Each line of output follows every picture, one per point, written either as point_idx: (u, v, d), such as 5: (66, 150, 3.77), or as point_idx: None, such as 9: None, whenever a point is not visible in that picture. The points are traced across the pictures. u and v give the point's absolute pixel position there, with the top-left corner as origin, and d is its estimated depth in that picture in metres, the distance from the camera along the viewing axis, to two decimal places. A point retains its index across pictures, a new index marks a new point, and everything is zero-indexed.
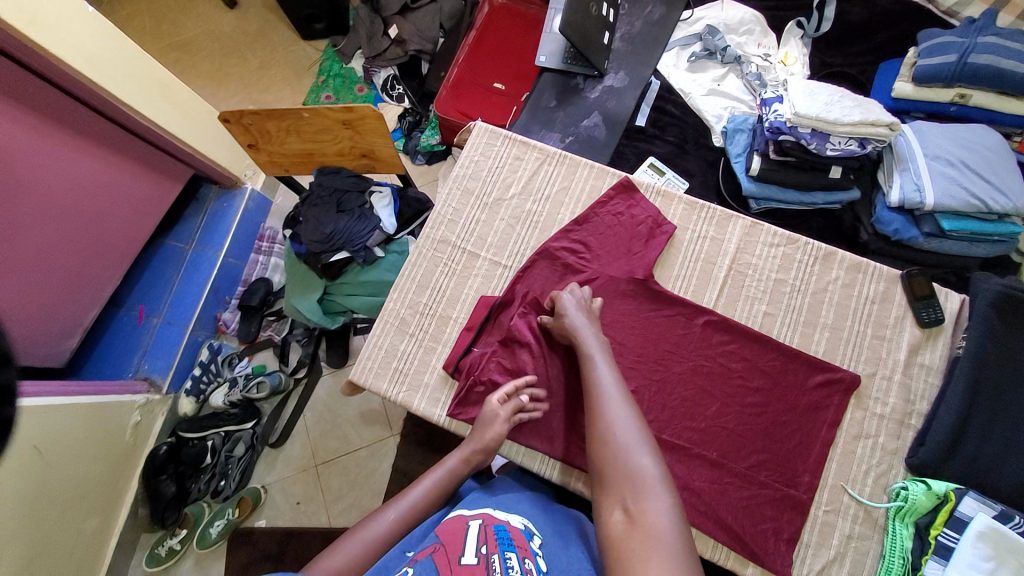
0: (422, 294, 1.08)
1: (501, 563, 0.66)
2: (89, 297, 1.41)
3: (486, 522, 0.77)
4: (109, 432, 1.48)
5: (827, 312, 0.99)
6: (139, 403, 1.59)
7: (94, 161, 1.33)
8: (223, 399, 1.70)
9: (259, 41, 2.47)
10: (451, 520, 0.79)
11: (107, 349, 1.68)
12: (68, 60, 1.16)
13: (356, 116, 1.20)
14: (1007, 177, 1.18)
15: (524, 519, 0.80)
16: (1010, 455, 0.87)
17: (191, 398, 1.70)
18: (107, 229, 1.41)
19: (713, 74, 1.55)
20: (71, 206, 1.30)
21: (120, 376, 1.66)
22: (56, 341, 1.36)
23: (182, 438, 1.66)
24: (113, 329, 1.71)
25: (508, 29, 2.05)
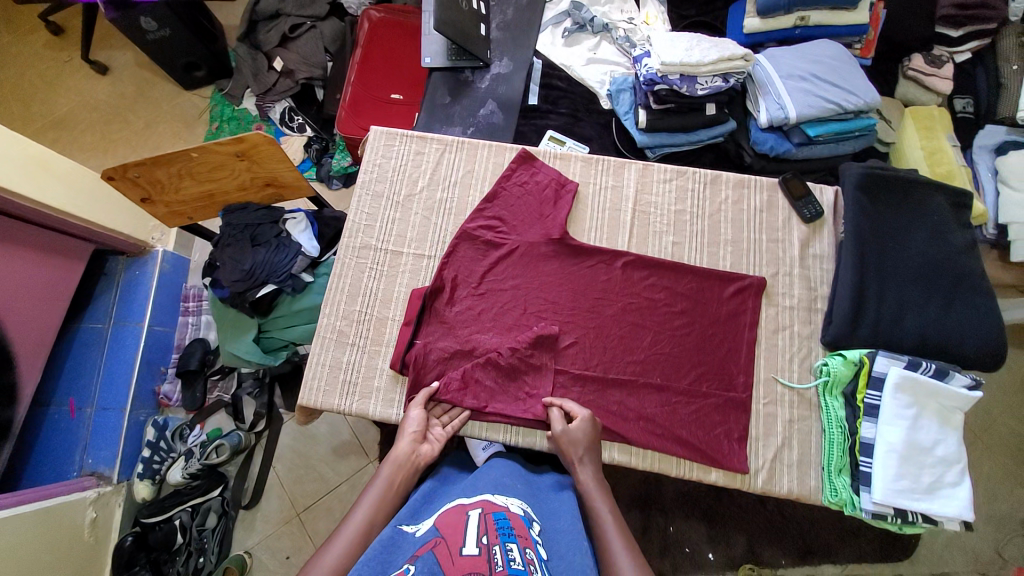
0: (354, 302, 1.09)
1: (503, 555, 0.66)
2: None
3: (486, 510, 0.78)
4: (65, 533, 1.38)
5: (726, 229, 1.09)
6: (91, 497, 1.49)
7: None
8: (181, 474, 1.60)
9: (139, 100, 2.36)
10: (451, 512, 0.78)
11: (43, 451, 1.56)
12: None
13: (247, 145, 1.19)
14: (850, 80, 1.34)
15: (522, 505, 0.83)
16: (905, 314, 0.97)
17: (147, 481, 1.61)
18: (5, 321, 1.31)
19: (588, 44, 1.65)
20: None
21: (63, 477, 1.55)
22: None
23: (146, 524, 1.56)
24: (45, 429, 1.59)
25: (390, 39, 2.07)
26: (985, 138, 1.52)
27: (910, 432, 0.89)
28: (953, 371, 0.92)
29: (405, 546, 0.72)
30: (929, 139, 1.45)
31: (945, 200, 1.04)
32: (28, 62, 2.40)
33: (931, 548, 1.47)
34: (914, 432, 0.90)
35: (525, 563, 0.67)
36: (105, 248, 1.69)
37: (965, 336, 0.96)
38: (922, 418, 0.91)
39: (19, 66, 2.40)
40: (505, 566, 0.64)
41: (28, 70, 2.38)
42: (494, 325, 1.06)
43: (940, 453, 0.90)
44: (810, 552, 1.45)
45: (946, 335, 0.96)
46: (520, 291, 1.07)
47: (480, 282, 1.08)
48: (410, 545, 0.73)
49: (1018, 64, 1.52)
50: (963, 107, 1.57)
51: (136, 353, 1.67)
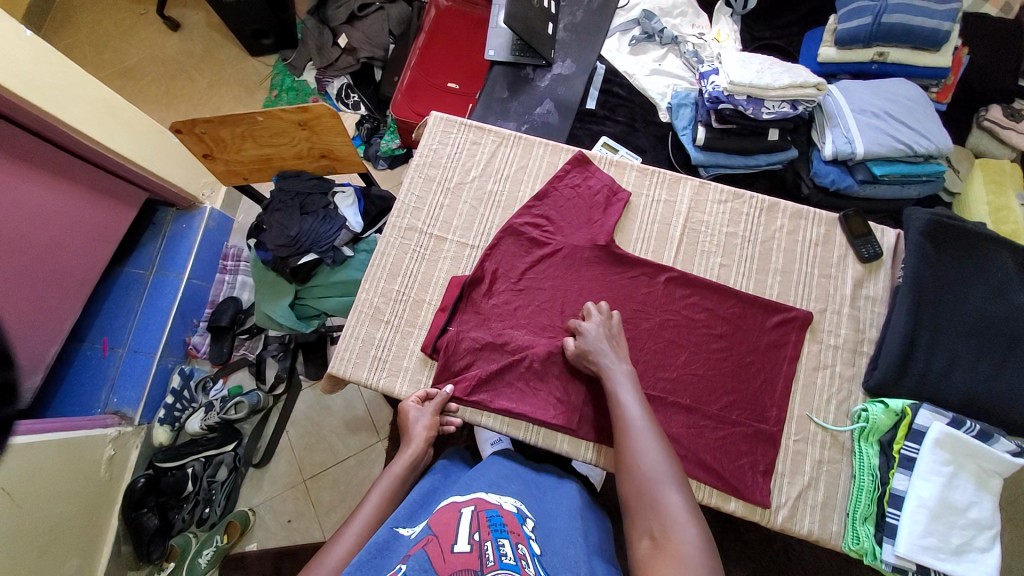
0: (393, 281, 1.10)
1: (495, 550, 0.67)
2: (49, 329, 1.38)
3: (479, 508, 0.78)
4: (82, 466, 1.42)
5: (777, 258, 1.06)
6: (112, 434, 1.53)
7: (41, 186, 1.29)
8: (200, 424, 1.66)
9: (207, 61, 2.43)
10: (443, 510, 0.78)
11: (71, 385, 1.59)
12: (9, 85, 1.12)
13: (311, 116, 1.22)
14: (924, 122, 1.29)
15: (516, 502, 0.83)
16: (953, 369, 0.94)
17: (166, 426, 1.66)
18: (58, 254, 1.36)
19: (654, 55, 1.63)
20: (24, 235, 1.27)
21: (86, 412, 1.59)
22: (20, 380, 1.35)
23: (160, 468, 1.61)
24: (75, 364, 1.62)
25: (454, 29, 2.10)
26: None
27: (945, 490, 0.86)
28: (998, 436, 0.88)
29: (399, 546, 0.72)
30: (998, 193, 1.39)
31: (1013, 257, 1.00)
32: (109, 13, 2.51)
33: None
34: (948, 490, 0.86)
35: (517, 558, 0.67)
36: (158, 199, 1.76)
37: (1016, 400, 0.92)
38: (958, 477, 0.87)
39: (100, 15, 2.50)
40: (496, 562, 0.65)
41: (109, 21, 2.49)
42: (529, 322, 1.06)
43: (973, 516, 0.86)
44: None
45: (995, 396, 0.92)
46: (560, 292, 1.07)
47: (520, 279, 1.08)
48: (403, 544, 0.72)
49: None
50: None
51: (173, 302, 1.73)
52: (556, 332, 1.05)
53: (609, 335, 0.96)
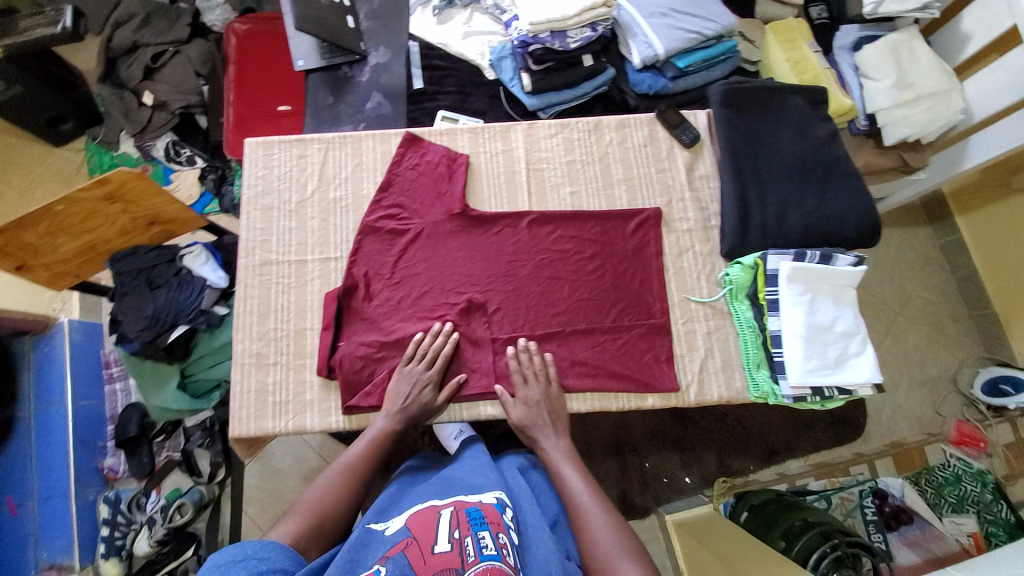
0: (266, 321, 1.05)
1: (475, 546, 0.74)
2: None
3: (458, 506, 0.82)
4: None
5: (616, 169, 1.13)
6: None
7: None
8: (148, 543, 1.51)
9: (5, 167, 2.12)
10: (422, 511, 0.82)
11: None
12: None
13: (114, 186, 1.11)
14: (707, 7, 1.40)
15: (495, 493, 0.87)
16: (787, 210, 1.04)
17: (114, 559, 1.52)
18: None
19: (460, 19, 1.64)
20: None
21: None
22: None
23: None
24: None
25: (262, 51, 1.99)
26: (840, 40, 1.60)
27: (810, 316, 0.97)
28: (837, 255, 1.00)
29: (376, 544, 0.78)
30: (793, 49, 1.55)
31: (805, 98, 1.11)
32: None
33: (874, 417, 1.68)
34: (813, 315, 0.97)
35: (498, 549, 0.75)
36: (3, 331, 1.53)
37: (843, 218, 1.04)
38: (818, 301, 0.98)
39: None
40: (477, 557, 0.73)
41: None
42: (414, 309, 1.05)
43: (841, 329, 0.98)
44: (772, 454, 1.68)
45: (827, 221, 1.03)
46: (432, 270, 1.07)
47: (395, 272, 1.06)
48: (381, 542, 0.78)
49: None
50: (819, 14, 1.65)
51: (65, 433, 1.55)
52: (445, 309, 1.05)
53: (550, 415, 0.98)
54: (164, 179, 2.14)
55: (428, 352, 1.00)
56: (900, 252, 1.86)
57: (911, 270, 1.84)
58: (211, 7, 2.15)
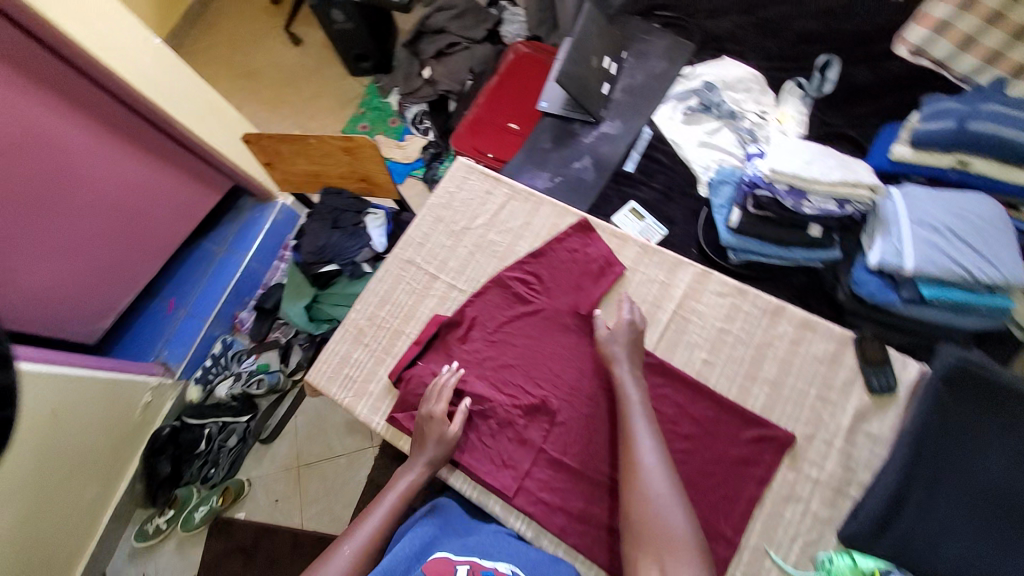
0: (381, 307, 1.16)
1: None
2: (125, 284, 1.58)
3: (474, 568, 0.74)
4: (123, 408, 1.59)
5: (768, 367, 0.97)
6: (152, 384, 1.68)
7: (146, 158, 1.50)
8: (226, 391, 1.75)
9: (314, 74, 2.68)
10: (437, 560, 0.75)
11: (138, 332, 1.80)
12: (133, 84, 1.35)
13: (353, 144, 1.34)
14: (1000, 250, 1.12)
15: (510, 566, 0.78)
16: (947, 538, 0.80)
17: (199, 386, 1.78)
18: (144, 222, 1.56)
19: (707, 127, 1.59)
20: (121, 201, 1.48)
21: (143, 357, 1.77)
22: (92, 321, 1.55)
23: (186, 423, 1.74)
24: (148, 314, 1.85)
25: (527, 74, 2.19)
26: None
27: None
28: None
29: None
30: None
31: None
32: (248, 22, 2.82)
33: None
34: None
35: None
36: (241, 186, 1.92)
37: None
38: None
39: (240, 23, 2.82)
40: None
41: (245, 28, 2.80)
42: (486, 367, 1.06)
43: None
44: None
45: None
46: (527, 348, 1.06)
47: (497, 330, 1.09)
48: None
49: None
50: None
51: (230, 280, 1.86)
52: (517, 393, 1.03)
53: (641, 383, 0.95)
54: (399, 136, 2.49)
55: (442, 388, 0.99)
56: None
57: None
58: (513, 21, 2.48)
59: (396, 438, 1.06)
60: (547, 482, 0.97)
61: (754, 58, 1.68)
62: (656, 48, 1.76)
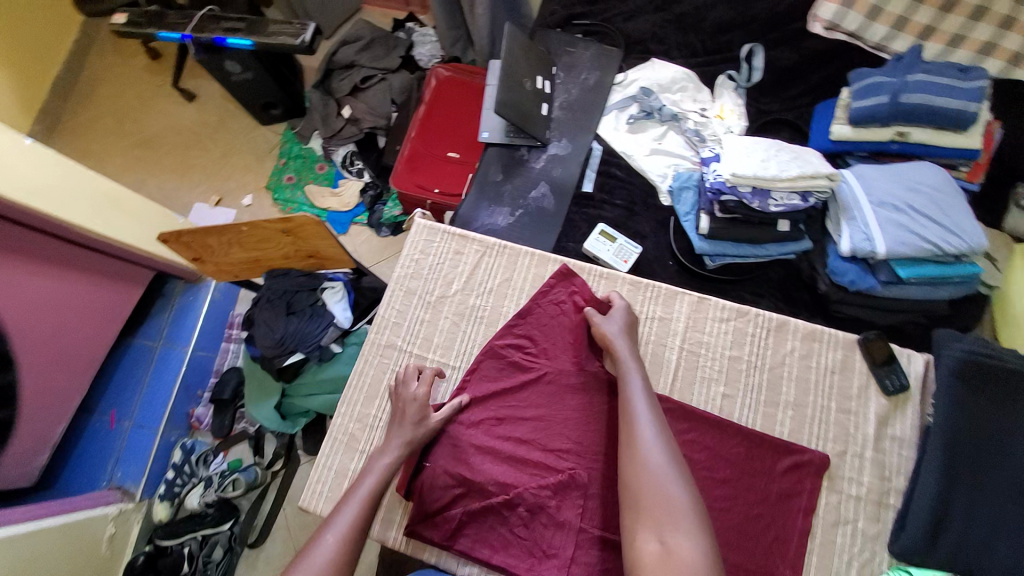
0: (369, 406, 1.04)
1: None
2: (54, 411, 1.33)
3: None
4: (82, 552, 1.33)
5: (787, 389, 0.95)
6: (112, 513, 1.43)
7: (50, 280, 1.27)
8: (198, 501, 1.55)
9: (221, 130, 2.43)
10: None
11: (78, 459, 1.54)
12: (11, 196, 1.12)
13: (294, 224, 1.19)
14: (956, 217, 1.17)
15: None
16: (994, 536, 0.82)
17: (166, 502, 1.55)
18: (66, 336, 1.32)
19: (654, 133, 1.57)
20: (26, 328, 1.24)
21: (91, 487, 1.51)
22: (27, 458, 1.30)
23: (160, 545, 1.49)
24: (84, 436, 1.57)
25: (454, 99, 2.09)
26: None
27: None
28: None
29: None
30: None
31: None
32: (130, 84, 2.50)
33: None
34: None
35: None
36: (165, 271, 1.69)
37: None
38: None
39: (117, 85, 2.49)
40: None
41: (130, 92, 2.49)
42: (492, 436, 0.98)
43: None
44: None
45: None
46: (540, 419, 0.98)
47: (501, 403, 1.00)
48: None
49: None
50: None
51: (176, 376, 1.63)
52: (541, 471, 0.95)
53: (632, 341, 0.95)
54: (332, 183, 2.31)
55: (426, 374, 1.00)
56: None
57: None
58: (423, 42, 2.37)
59: (420, 548, 0.96)
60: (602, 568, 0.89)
61: (681, 55, 1.68)
62: (584, 59, 1.72)
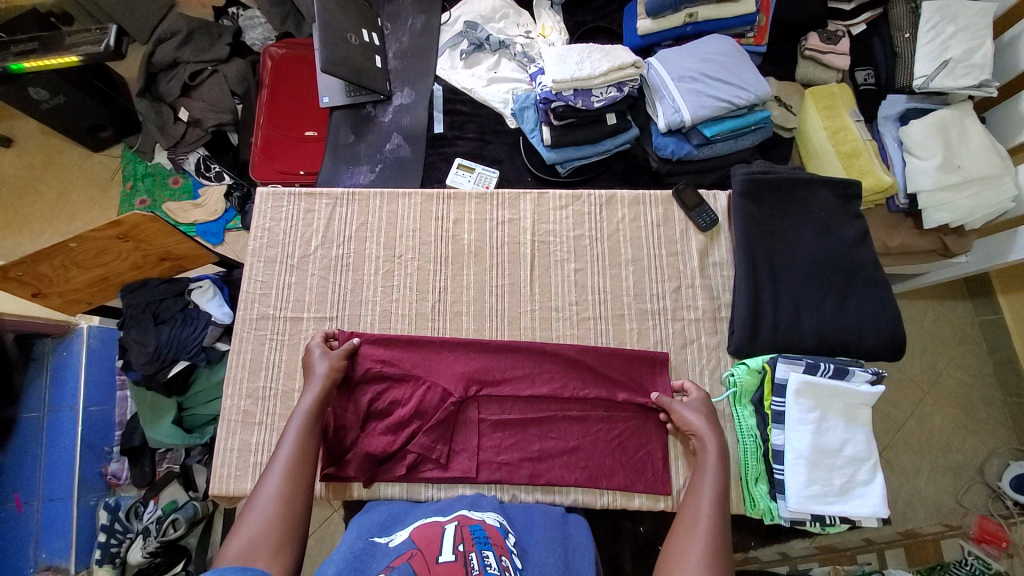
0: (256, 378, 1.05)
1: (480, 560, 0.66)
2: None
3: (463, 522, 0.77)
4: None
5: (625, 248, 1.12)
6: None
7: None
8: (140, 553, 1.38)
9: (47, 168, 2.13)
10: (427, 528, 0.76)
11: None
12: None
13: (126, 227, 1.13)
14: (740, 74, 1.34)
15: (497, 518, 0.83)
16: (801, 312, 1.01)
17: (106, 566, 1.39)
18: None
19: (487, 64, 1.61)
20: None
21: None
22: None
23: None
24: None
25: (294, 75, 1.90)
26: (887, 109, 1.49)
27: (816, 436, 0.91)
28: (853, 370, 0.95)
29: (378, 555, 0.70)
30: (832, 118, 1.43)
31: (833, 192, 1.08)
32: None
33: (894, 505, 1.51)
34: (820, 436, 0.91)
35: (502, 568, 0.67)
36: (29, 332, 1.46)
37: (864, 329, 1.01)
38: (827, 420, 0.92)
39: None
40: (482, 569, 0.64)
41: None
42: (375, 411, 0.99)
43: (850, 453, 0.92)
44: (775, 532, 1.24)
45: (844, 331, 1.00)
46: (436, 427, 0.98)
47: (386, 418, 0.99)
48: (385, 554, 0.70)
49: (909, 32, 1.50)
50: (865, 79, 1.57)
51: (73, 437, 1.45)
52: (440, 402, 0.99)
53: (706, 412, 0.95)
54: (192, 193, 2.11)
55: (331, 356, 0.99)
56: (947, 325, 1.65)
57: (960, 345, 1.63)
58: (253, 26, 2.13)
59: (342, 490, 0.99)
60: (512, 445, 0.99)
61: None
62: (407, 6, 1.71)
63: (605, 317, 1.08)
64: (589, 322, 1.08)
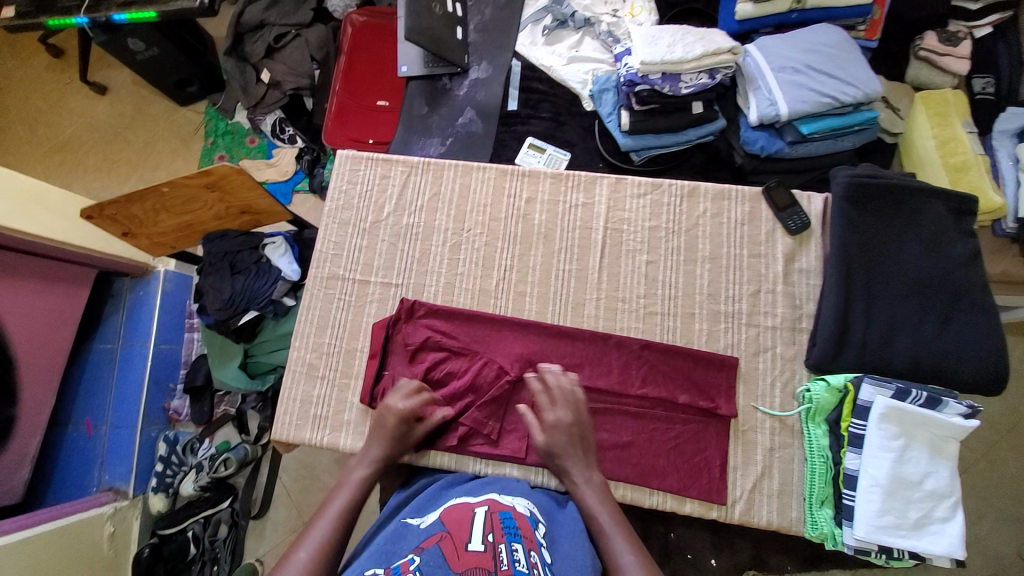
0: (323, 335, 1.08)
1: (508, 554, 0.63)
2: (29, 423, 1.35)
3: (492, 509, 0.75)
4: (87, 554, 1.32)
5: (703, 244, 1.06)
6: (107, 512, 1.41)
7: None
8: (192, 486, 1.49)
9: (139, 118, 2.27)
10: (458, 513, 0.75)
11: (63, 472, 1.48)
12: None
13: (215, 177, 1.18)
14: (849, 68, 1.23)
15: (528, 506, 0.80)
16: (895, 332, 0.93)
17: (160, 494, 1.51)
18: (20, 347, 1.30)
19: (569, 42, 1.55)
20: None
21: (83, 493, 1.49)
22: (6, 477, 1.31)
23: (163, 535, 1.46)
24: (64, 449, 1.51)
25: (373, 44, 1.92)
26: (1005, 122, 1.31)
27: (896, 464, 0.84)
28: (947, 400, 0.86)
29: (409, 539, 0.70)
30: (944, 126, 1.30)
31: (946, 205, 0.98)
32: (36, 86, 2.34)
33: None
34: (900, 465, 0.85)
35: (531, 565, 0.62)
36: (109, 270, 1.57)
37: (964, 357, 0.92)
38: (911, 449, 0.85)
39: (25, 90, 2.33)
40: (510, 565, 0.61)
41: (37, 94, 2.32)
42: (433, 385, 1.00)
43: (931, 488, 0.84)
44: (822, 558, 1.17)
45: (941, 357, 0.92)
46: (492, 404, 0.98)
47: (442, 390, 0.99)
48: (415, 537, 0.70)
49: None
50: (983, 88, 1.38)
51: (143, 372, 1.56)
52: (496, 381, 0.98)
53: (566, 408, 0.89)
54: (266, 153, 2.20)
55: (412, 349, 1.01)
56: None
57: None
58: None
59: None
60: None
61: None
62: None
63: (674, 314, 1.04)
64: (656, 317, 1.04)
